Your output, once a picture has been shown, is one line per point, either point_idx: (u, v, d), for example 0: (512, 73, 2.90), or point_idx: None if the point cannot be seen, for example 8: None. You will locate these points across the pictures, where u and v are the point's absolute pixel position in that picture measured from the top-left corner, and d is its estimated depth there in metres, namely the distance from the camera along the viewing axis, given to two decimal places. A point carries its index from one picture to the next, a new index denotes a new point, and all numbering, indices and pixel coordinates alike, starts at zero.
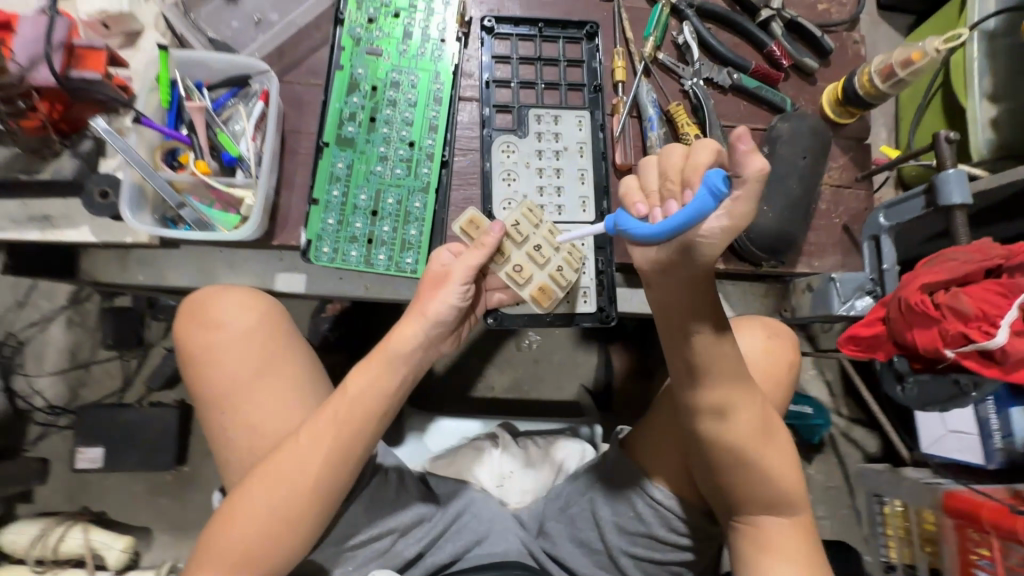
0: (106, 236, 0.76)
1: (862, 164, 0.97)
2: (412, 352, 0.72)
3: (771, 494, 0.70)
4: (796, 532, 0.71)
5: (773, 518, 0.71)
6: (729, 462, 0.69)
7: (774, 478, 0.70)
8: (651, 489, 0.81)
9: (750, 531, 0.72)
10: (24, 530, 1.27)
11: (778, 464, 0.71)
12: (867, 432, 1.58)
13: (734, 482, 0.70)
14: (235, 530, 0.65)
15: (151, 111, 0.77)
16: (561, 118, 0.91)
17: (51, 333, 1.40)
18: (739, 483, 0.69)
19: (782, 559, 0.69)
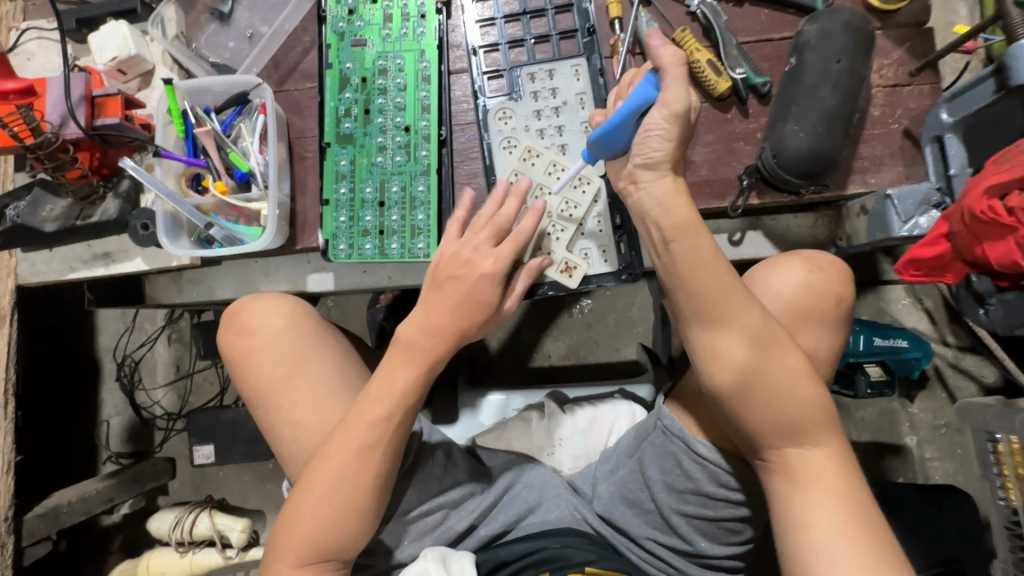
0: (156, 263, 0.85)
1: (922, 53, 0.82)
2: (414, 329, 0.71)
3: (822, 443, 0.59)
4: (855, 489, 0.59)
5: (840, 466, 0.59)
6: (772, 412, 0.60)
7: (823, 427, 0.60)
8: (696, 444, 0.74)
9: (794, 487, 0.59)
10: (165, 518, 1.49)
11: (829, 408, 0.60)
12: (981, 360, 1.38)
13: (779, 429, 0.60)
14: (294, 520, 0.70)
15: (171, 144, 0.84)
16: (555, 71, 0.86)
17: (157, 350, 1.61)
18: (785, 431, 0.60)
19: (854, 511, 0.57)
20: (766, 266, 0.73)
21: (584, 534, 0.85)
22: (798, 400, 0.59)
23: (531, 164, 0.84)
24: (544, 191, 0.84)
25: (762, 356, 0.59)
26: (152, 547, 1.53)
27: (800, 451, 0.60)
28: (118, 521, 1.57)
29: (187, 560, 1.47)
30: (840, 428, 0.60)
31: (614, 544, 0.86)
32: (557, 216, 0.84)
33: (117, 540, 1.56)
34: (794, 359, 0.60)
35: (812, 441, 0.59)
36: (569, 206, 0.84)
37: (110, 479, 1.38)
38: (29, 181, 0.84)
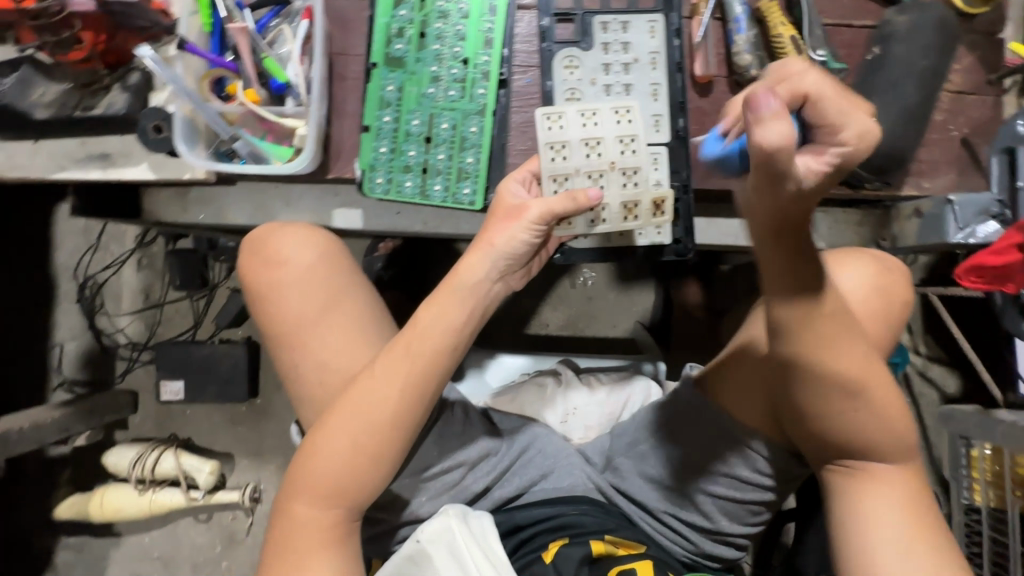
0: (163, 173, 0.75)
1: (991, 63, 0.82)
2: (488, 294, 0.66)
3: (883, 447, 0.59)
4: (913, 489, 0.61)
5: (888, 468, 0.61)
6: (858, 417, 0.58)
7: (902, 428, 0.60)
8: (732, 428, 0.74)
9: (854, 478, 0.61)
10: (124, 454, 1.40)
11: (893, 400, 0.58)
12: (947, 371, 1.47)
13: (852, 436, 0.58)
14: (316, 466, 0.65)
15: (194, 37, 0.73)
16: (630, 24, 0.79)
17: (124, 275, 1.47)
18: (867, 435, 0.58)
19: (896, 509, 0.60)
20: (832, 259, 0.72)
21: (598, 502, 0.85)
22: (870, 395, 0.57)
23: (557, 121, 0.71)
24: (591, 146, 0.72)
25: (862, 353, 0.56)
26: (107, 483, 1.44)
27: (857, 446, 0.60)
28: (67, 453, 1.45)
29: (146, 499, 1.39)
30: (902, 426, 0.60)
31: (626, 513, 0.86)
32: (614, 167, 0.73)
33: (66, 473, 1.45)
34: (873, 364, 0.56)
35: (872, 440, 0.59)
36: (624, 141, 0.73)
37: (67, 407, 1.27)
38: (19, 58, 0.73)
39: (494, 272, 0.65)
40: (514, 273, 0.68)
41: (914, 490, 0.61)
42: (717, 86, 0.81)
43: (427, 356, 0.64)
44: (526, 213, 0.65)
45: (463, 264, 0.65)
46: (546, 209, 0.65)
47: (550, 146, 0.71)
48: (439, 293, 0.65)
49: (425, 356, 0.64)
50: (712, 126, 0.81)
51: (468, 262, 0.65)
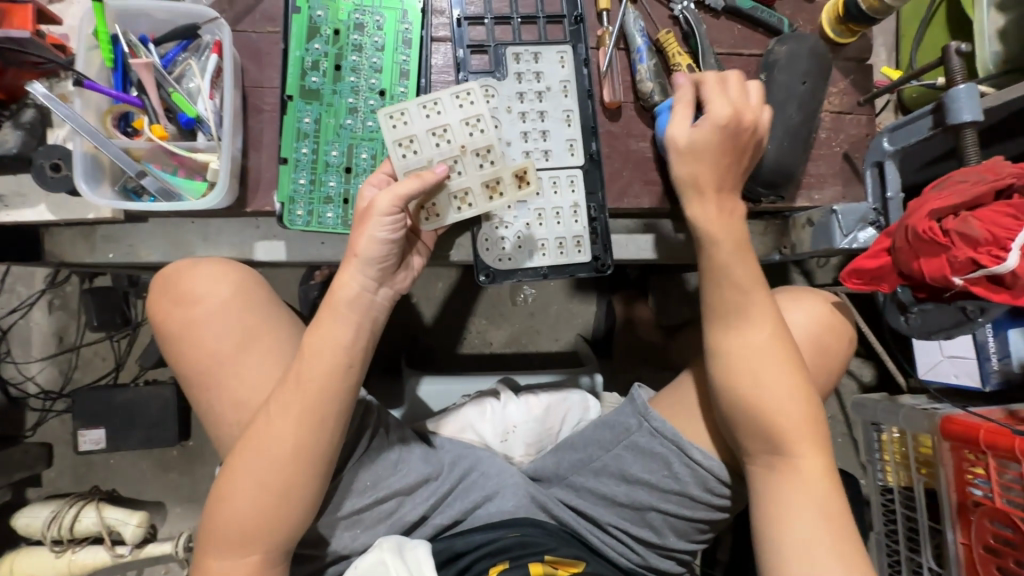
0: (65, 213, 0.71)
1: (863, 86, 0.91)
2: (374, 304, 0.68)
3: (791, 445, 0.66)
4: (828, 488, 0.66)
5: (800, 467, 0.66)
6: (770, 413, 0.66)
7: (808, 434, 0.67)
8: (690, 449, 0.79)
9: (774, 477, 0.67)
10: (37, 513, 1.28)
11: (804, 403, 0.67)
12: (863, 362, 1.58)
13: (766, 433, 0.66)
14: (229, 510, 0.64)
15: (95, 73, 0.71)
16: (541, 55, 0.84)
17: (34, 318, 1.37)
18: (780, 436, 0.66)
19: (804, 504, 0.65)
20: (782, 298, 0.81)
21: (543, 524, 0.84)
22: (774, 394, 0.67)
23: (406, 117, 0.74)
24: (442, 136, 0.75)
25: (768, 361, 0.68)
26: (19, 547, 1.31)
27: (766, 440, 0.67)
28: None
29: (65, 560, 1.28)
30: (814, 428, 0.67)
31: (576, 530, 0.86)
32: (467, 152, 0.76)
33: None
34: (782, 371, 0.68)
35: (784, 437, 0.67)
36: (472, 124, 0.76)
37: None
38: None
39: (370, 283, 0.67)
40: (395, 274, 0.69)
41: (830, 489, 0.66)
42: (626, 111, 0.86)
43: (320, 380, 0.65)
44: (376, 208, 0.65)
45: (339, 280, 0.66)
46: (395, 198, 0.65)
47: (399, 145, 0.75)
48: (323, 315, 0.66)
49: (319, 381, 0.65)
50: (623, 148, 0.86)
51: (347, 274, 0.66)
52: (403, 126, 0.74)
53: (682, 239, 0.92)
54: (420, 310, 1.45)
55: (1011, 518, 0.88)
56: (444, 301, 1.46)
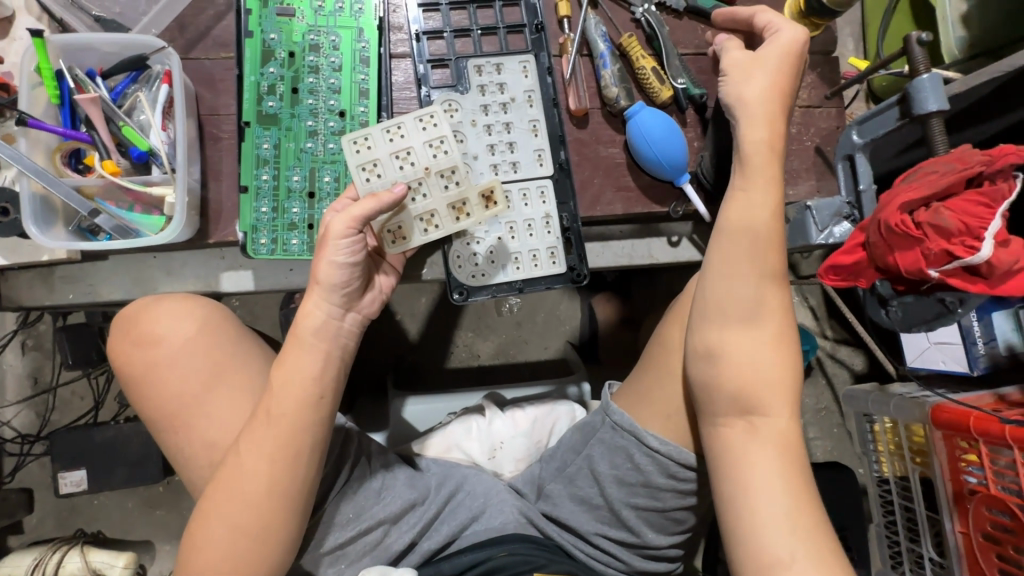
0: (20, 257, 0.70)
1: (830, 79, 0.91)
2: (341, 332, 0.66)
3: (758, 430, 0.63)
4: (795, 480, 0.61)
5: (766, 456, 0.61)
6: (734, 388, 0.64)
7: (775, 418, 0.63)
8: (646, 437, 0.76)
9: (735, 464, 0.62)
10: (19, 562, 1.24)
11: (778, 370, 0.64)
12: (853, 351, 1.58)
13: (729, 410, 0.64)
14: (206, 554, 0.62)
15: (40, 111, 0.69)
16: (503, 66, 0.82)
17: (7, 360, 1.33)
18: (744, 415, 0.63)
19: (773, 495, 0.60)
20: None
21: (534, 539, 0.82)
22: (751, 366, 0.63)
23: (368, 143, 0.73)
24: (405, 159, 0.75)
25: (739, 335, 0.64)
26: None
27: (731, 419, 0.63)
28: None
29: None
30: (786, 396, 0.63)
31: (562, 544, 0.85)
32: (431, 174, 0.75)
33: None
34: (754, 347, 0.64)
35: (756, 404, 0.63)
36: (436, 146, 0.75)
37: None
38: None
39: (336, 310, 0.65)
40: (362, 298, 0.68)
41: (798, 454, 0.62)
42: (594, 118, 0.85)
43: (291, 415, 0.62)
44: (332, 230, 0.64)
45: (302, 311, 0.65)
46: (351, 219, 0.64)
47: (362, 169, 0.74)
48: (288, 348, 0.64)
49: (289, 416, 0.62)
50: (593, 155, 0.84)
51: (313, 301, 0.64)
52: (365, 149, 0.73)
53: (658, 242, 0.91)
54: (405, 327, 1.43)
55: (1007, 505, 0.87)
56: (428, 316, 1.44)
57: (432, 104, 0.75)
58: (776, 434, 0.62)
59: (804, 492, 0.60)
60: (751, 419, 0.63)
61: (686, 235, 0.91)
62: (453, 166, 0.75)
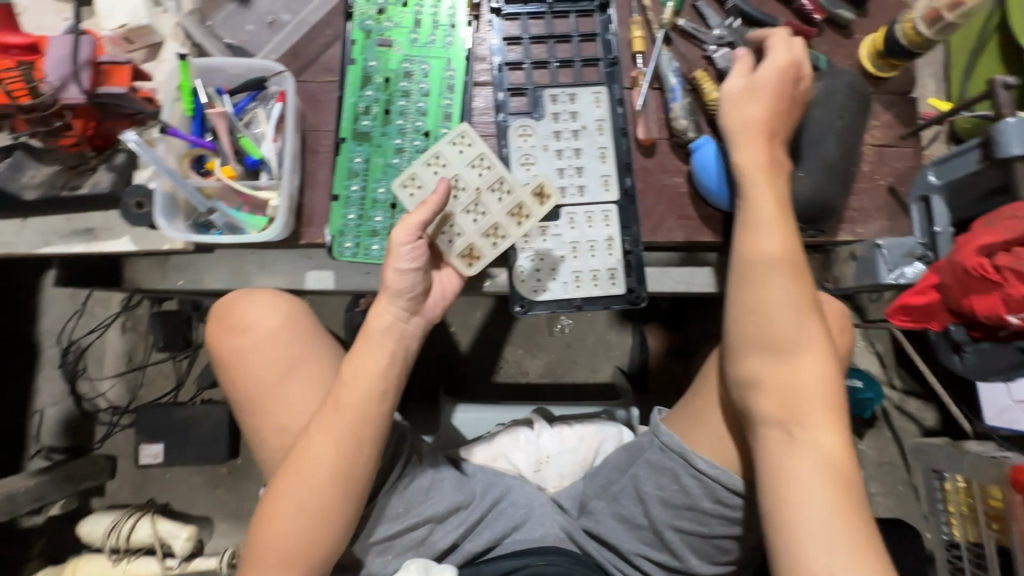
0: (145, 245, 0.80)
1: (907, 119, 0.90)
2: (406, 332, 0.71)
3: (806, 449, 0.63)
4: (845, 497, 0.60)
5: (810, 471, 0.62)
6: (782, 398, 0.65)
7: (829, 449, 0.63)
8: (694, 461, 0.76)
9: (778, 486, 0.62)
10: (99, 522, 1.37)
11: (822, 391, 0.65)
12: (923, 405, 1.49)
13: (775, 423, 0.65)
14: (270, 531, 0.66)
15: (177, 121, 0.79)
16: (577, 96, 0.88)
17: (109, 338, 1.49)
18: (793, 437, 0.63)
19: (820, 511, 0.59)
20: None
21: (571, 553, 0.84)
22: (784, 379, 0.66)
23: (432, 171, 0.80)
24: (459, 182, 0.81)
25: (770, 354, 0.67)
26: (80, 554, 1.40)
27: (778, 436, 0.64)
28: (42, 523, 1.42)
29: (120, 569, 1.34)
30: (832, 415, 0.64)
31: (600, 562, 0.86)
32: (484, 190, 0.81)
33: (38, 545, 1.41)
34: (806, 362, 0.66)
35: (800, 420, 0.64)
36: (479, 164, 0.81)
37: (42, 476, 1.25)
38: (11, 144, 0.78)
39: (403, 312, 0.71)
40: (424, 304, 0.73)
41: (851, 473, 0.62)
42: (661, 147, 0.88)
43: (359, 405, 0.68)
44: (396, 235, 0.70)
45: (373, 312, 0.71)
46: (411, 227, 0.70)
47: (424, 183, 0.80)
48: (359, 345, 0.70)
49: (355, 405, 0.68)
50: (657, 183, 0.87)
51: (383, 305, 0.70)
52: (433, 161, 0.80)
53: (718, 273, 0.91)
54: (459, 338, 1.48)
55: None
56: (481, 329, 1.49)
57: (462, 126, 0.81)
58: (824, 454, 0.62)
59: (849, 507, 0.60)
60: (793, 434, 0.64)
61: None
62: (500, 177, 0.81)
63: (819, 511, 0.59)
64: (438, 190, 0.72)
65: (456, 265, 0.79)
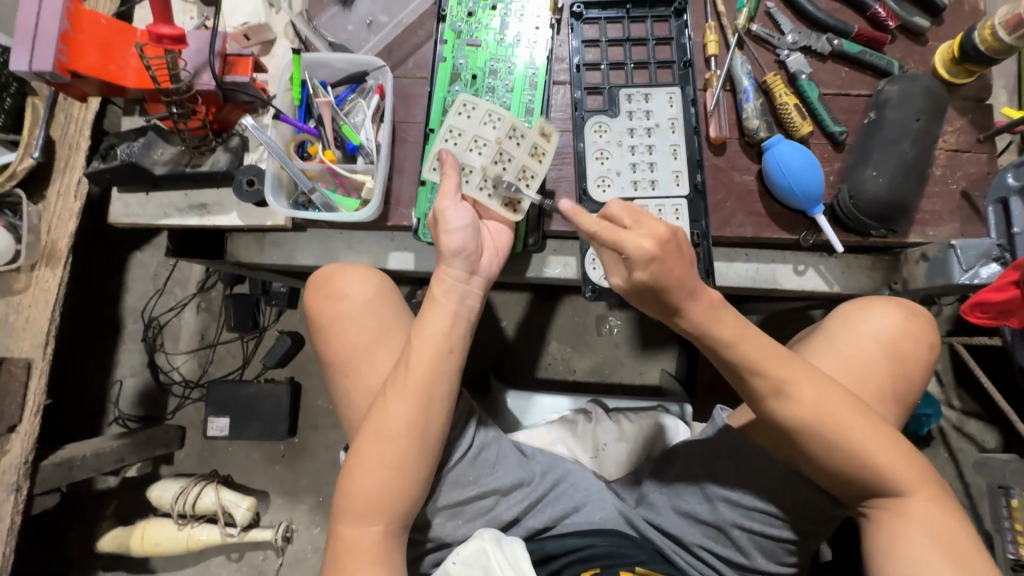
0: (251, 220, 0.87)
1: (981, 126, 0.91)
2: (467, 293, 0.78)
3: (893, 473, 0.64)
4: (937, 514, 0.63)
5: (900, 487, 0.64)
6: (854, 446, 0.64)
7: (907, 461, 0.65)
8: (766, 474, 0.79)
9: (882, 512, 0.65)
10: (168, 488, 1.46)
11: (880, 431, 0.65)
12: (984, 425, 1.44)
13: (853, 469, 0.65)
14: (356, 483, 0.71)
15: (285, 108, 0.88)
16: (651, 95, 0.92)
17: (185, 317, 1.60)
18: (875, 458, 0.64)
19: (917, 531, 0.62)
20: (858, 306, 0.78)
21: (629, 536, 0.86)
22: (852, 455, 0.64)
23: (455, 143, 0.85)
24: (480, 142, 0.84)
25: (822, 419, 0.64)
26: (148, 517, 1.48)
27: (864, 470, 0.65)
28: (115, 486, 1.52)
29: (185, 533, 1.43)
30: (904, 451, 0.65)
31: (661, 549, 0.85)
32: (506, 141, 0.84)
33: (112, 506, 1.51)
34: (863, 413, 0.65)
35: (883, 479, 0.64)
36: (492, 120, 0.84)
37: (124, 439, 1.34)
38: (142, 125, 0.87)
39: (461, 274, 0.78)
40: (479, 262, 0.79)
41: (938, 488, 0.65)
42: (731, 146, 0.92)
43: (432, 364, 0.73)
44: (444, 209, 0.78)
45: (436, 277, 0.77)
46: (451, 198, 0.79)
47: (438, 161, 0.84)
48: (428, 309, 0.76)
49: (426, 367, 0.73)
50: (727, 180, 0.91)
51: (444, 270, 0.77)
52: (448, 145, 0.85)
53: (783, 269, 0.93)
54: (510, 333, 1.53)
55: None
56: (532, 325, 1.54)
57: (461, 95, 0.85)
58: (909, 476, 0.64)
59: (946, 526, 0.62)
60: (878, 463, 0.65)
61: (816, 265, 0.93)
62: (513, 124, 0.84)
63: (930, 549, 0.61)
64: (449, 159, 0.79)
65: (502, 213, 0.84)
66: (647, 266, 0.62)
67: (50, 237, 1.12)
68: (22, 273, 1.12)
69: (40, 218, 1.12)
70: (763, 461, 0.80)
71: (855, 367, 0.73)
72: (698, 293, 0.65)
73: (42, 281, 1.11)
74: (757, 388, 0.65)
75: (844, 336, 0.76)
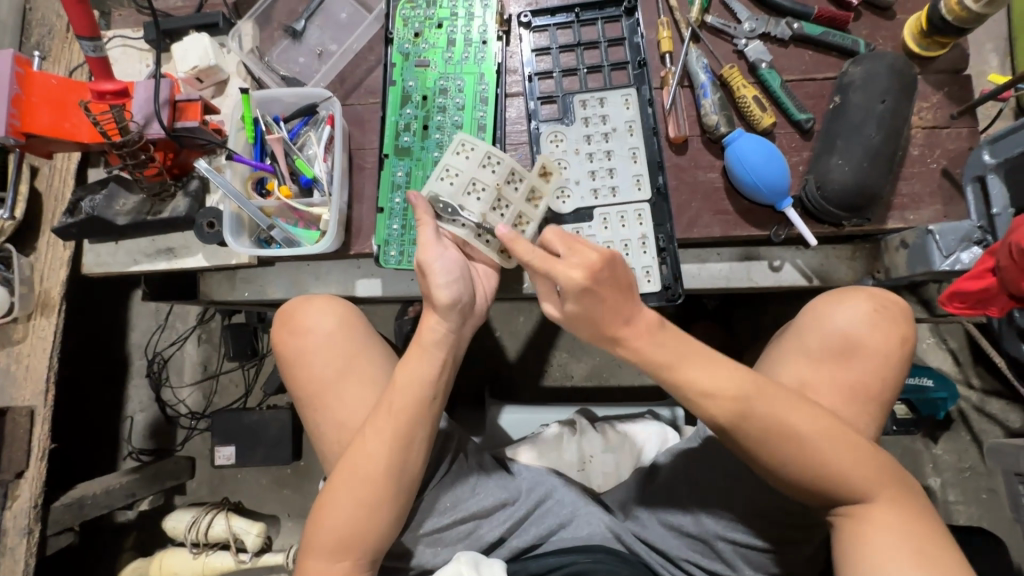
0: (216, 260, 0.89)
1: (960, 98, 0.86)
2: (454, 341, 0.76)
3: (861, 482, 0.61)
4: (919, 527, 0.60)
5: (872, 496, 0.62)
6: (831, 457, 0.61)
7: (878, 473, 0.62)
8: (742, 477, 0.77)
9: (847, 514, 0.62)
10: (182, 517, 1.49)
11: (857, 442, 0.62)
12: (1007, 405, 1.37)
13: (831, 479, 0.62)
14: (325, 520, 0.71)
15: (240, 148, 0.88)
16: (606, 99, 0.89)
17: (187, 349, 1.64)
18: (850, 469, 0.61)
19: (895, 538, 0.59)
20: (833, 297, 0.75)
21: (616, 552, 0.81)
22: (822, 466, 0.61)
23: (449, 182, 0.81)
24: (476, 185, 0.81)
25: (802, 424, 0.61)
26: (165, 547, 1.52)
27: (832, 480, 0.62)
28: (133, 518, 1.57)
29: (200, 562, 1.46)
30: (873, 457, 0.62)
31: (648, 563, 0.82)
32: (505, 187, 0.82)
33: (131, 537, 1.56)
34: (838, 421, 0.62)
35: (851, 487, 0.61)
36: (491, 162, 0.82)
37: (133, 474, 1.36)
38: (106, 176, 0.90)
39: (453, 323, 0.76)
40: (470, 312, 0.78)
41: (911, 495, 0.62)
42: (693, 144, 0.89)
43: (411, 407, 0.72)
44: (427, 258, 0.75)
45: (424, 325, 0.75)
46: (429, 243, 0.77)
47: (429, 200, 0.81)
48: (410, 355, 0.74)
49: (406, 409, 0.72)
50: (691, 179, 0.88)
51: (432, 321, 0.75)
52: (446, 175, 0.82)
53: (758, 266, 0.90)
54: (503, 343, 1.52)
55: None
56: (526, 333, 1.52)
57: (459, 134, 0.83)
58: (882, 489, 0.62)
59: (923, 539, 0.59)
60: (852, 478, 0.61)
61: (793, 260, 0.89)
62: (513, 169, 0.83)
63: (899, 555, 0.58)
64: (421, 203, 0.77)
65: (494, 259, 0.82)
66: (579, 300, 0.65)
67: (43, 286, 1.12)
68: (19, 322, 1.13)
69: (33, 269, 1.12)
70: (741, 467, 0.78)
71: (820, 364, 0.71)
72: (634, 318, 0.65)
73: (38, 328, 1.13)
74: (712, 400, 0.63)
75: (812, 335, 0.73)
